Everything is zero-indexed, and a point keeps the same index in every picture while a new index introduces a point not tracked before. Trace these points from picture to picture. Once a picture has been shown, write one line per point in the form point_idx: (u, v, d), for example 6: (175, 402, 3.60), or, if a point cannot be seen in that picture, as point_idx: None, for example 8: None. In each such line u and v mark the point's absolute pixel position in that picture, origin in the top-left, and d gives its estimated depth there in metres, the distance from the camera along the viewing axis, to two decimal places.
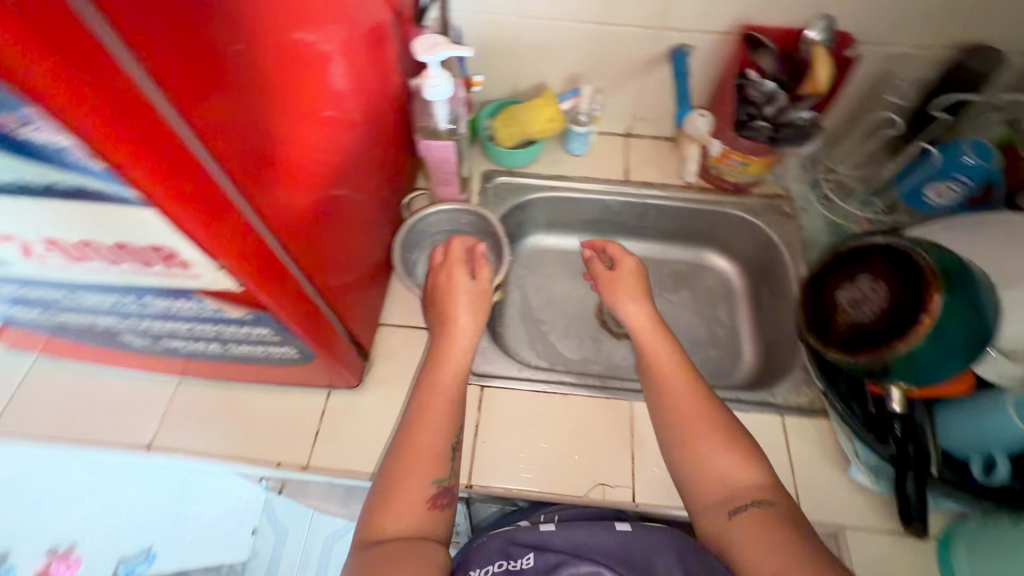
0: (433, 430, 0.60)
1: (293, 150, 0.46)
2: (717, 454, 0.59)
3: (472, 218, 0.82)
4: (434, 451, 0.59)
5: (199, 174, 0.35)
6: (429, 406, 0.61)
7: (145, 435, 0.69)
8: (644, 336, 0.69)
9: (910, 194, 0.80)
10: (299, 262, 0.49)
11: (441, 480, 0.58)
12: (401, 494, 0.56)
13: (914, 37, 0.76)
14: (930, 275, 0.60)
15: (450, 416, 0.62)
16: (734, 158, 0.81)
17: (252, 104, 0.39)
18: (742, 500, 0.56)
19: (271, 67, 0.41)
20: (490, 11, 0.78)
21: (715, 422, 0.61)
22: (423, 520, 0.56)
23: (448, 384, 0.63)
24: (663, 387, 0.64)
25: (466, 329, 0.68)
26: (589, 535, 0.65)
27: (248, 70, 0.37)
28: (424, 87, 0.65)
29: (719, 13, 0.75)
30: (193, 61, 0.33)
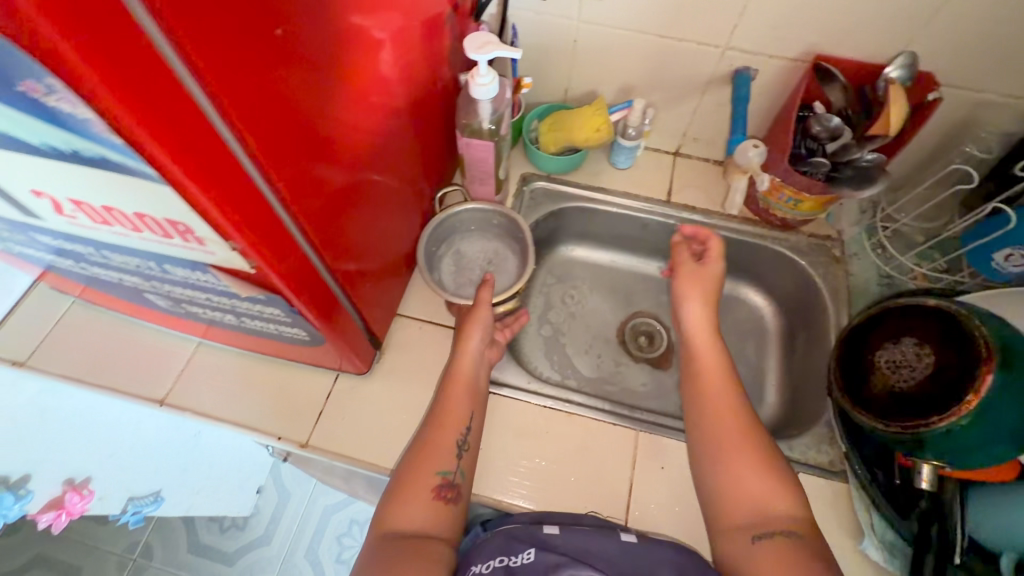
0: (450, 425, 0.63)
1: (324, 136, 0.46)
2: (749, 471, 0.57)
3: (503, 220, 0.80)
4: (443, 446, 0.62)
5: (218, 152, 0.35)
6: (444, 407, 0.65)
7: (161, 390, 0.72)
8: (696, 343, 0.68)
9: (978, 255, 0.74)
10: (319, 249, 0.49)
11: (448, 473, 0.61)
12: (409, 489, 0.59)
13: (1011, 86, 0.68)
14: (985, 350, 0.55)
15: (463, 412, 0.65)
16: (785, 192, 0.77)
17: (286, 87, 0.38)
18: (767, 525, 0.54)
19: (311, 54, 0.40)
20: (549, 12, 0.76)
21: (752, 440, 0.59)
22: (427, 514, 0.58)
23: (466, 365, 0.68)
24: (707, 401, 0.63)
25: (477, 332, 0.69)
26: (591, 539, 0.58)
27: (285, 53, 0.37)
28: (472, 83, 0.64)
29: (791, 38, 0.70)
30: (233, 44, 0.32)
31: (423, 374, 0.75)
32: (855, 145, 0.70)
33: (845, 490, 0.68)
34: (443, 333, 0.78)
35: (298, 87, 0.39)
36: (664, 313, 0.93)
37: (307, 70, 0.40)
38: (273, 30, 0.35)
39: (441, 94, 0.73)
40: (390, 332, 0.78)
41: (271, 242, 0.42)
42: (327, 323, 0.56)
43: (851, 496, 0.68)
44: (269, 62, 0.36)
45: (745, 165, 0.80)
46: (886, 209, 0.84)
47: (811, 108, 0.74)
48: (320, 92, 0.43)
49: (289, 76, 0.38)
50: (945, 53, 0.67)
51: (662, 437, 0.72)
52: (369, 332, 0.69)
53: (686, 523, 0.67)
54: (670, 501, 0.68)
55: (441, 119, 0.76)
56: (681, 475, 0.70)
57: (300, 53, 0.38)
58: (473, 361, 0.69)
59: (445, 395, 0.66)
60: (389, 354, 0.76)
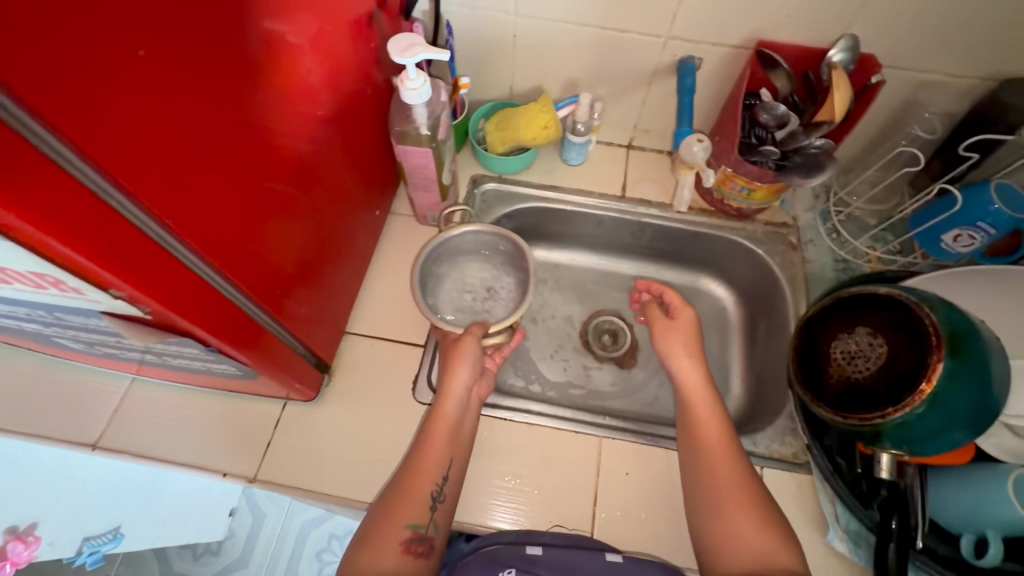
0: (430, 477, 0.59)
1: (216, 157, 0.42)
2: (748, 522, 0.56)
3: (507, 248, 0.77)
4: (417, 495, 0.58)
5: (78, 199, 0.31)
6: (420, 455, 0.60)
7: (93, 433, 0.67)
8: (692, 396, 0.66)
9: (927, 237, 0.73)
10: (230, 278, 0.46)
11: (419, 526, 0.56)
12: (379, 540, 0.54)
13: (951, 65, 0.68)
14: (935, 337, 0.54)
15: (442, 463, 0.60)
16: (737, 182, 0.76)
17: (153, 110, 0.34)
18: (767, 570, 0.53)
19: (181, 73, 0.37)
20: (484, 7, 0.72)
21: (750, 491, 0.59)
22: (396, 568, 0.53)
23: (450, 408, 0.63)
24: (705, 455, 0.62)
25: (462, 383, 0.65)
26: (576, 558, 0.60)
27: (142, 71, 0.33)
28: (400, 88, 0.60)
29: (732, 25, 0.68)
30: (68, 76, 0.29)
31: (377, 394, 0.72)
32: (802, 134, 0.68)
33: (809, 481, 0.68)
34: (397, 349, 0.75)
35: (169, 107, 0.36)
36: (627, 310, 0.91)
37: (175, 86, 0.36)
38: (125, 48, 0.32)
39: (372, 99, 0.69)
40: (340, 352, 0.74)
41: (168, 281, 0.39)
42: (256, 353, 0.53)
43: (814, 486, 0.67)
44: (122, 85, 0.32)
45: (691, 161, 0.79)
46: (838, 193, 0.83)
47: (757, 96, 0.73)
48: (198, 110, 0.39)
49: (153, 97, 0.34)
50: (884, 34, 0.66)
51: (626, 441, 0.71)
52: (311, 354, 0.66)
53: (653, 528, 0.66)
54: (637, 506, 0.67)
55: (376, 125, 0.72)
56: (646, 479, 0.69)
57: (161, 70, 0.35)
58: (457, 405, 0.64)
59: (423, 438, 0.61)
60: (340, 376, 0.73)
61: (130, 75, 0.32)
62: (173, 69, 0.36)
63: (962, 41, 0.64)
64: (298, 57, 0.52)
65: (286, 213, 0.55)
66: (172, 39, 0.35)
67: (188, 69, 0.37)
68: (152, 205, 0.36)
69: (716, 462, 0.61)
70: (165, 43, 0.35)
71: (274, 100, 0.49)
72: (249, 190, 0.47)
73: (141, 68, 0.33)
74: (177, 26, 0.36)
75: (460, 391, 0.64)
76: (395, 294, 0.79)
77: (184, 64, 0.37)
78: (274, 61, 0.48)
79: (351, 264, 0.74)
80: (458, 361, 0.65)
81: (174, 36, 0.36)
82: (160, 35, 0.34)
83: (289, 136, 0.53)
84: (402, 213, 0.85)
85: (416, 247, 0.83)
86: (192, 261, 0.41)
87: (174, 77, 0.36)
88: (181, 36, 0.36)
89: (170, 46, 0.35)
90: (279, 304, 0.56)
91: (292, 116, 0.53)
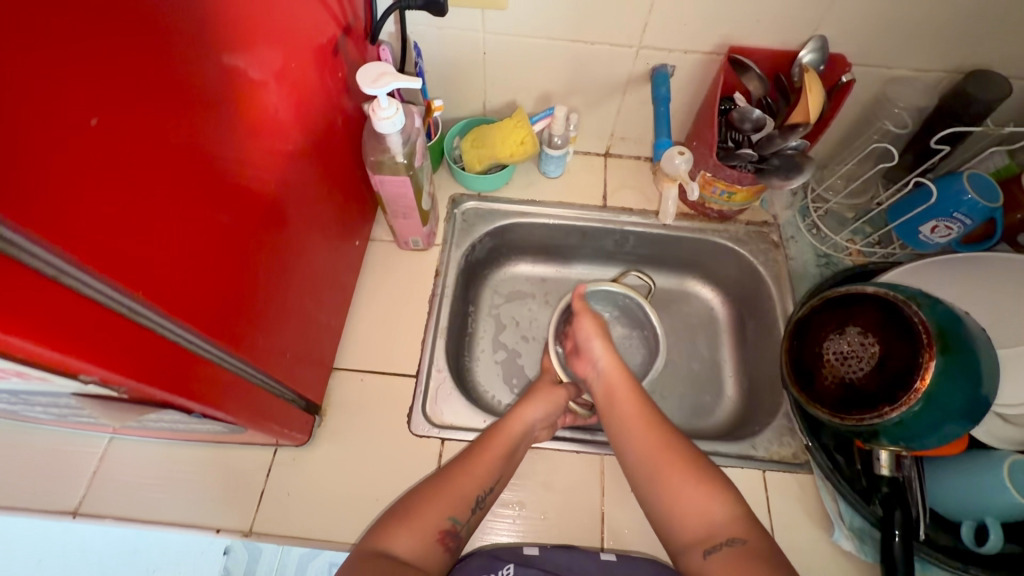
0: (477, 479, 0.60)
1: (183, 216, 0.40)
2: (689, 490, 0.56)
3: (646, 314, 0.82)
4: (462, 493, 0.59)
5: (33, 285, 0.29)
6: (474, 459, 0.62)
7: (72, 499, 0.63)
8: (614, 382, 0.67)
9: (906, 230, 0.75)
10: (208, 338, 0.44)
11: (456, 522, 0.58)
12: (416, 520, 0.56)
13: (917, 61, 0.69)
14: (926, 335, 0.55)
15: (494, 471, 0.62)
16: (718, 185, 0.75)
17: (109, 181, 0.32)
18: (715, 539, 0.52)
19: (137, 134, 0.34)
20: (451, 26, 0.70)
21: (685, 457, 0.58)
22: (422, 550, 0.55)
23: (516, 427, 0.65)
24: (628, 430, 0.62)
25: (536, 406, 0.68)
26: (572, 557, 0.61)
27: (93, 141, 0.31)
28: (373, 118, 0.58)
29: (702, 32, 0.68)
30: (7, 156, 0.26)
31: (372, 430, 0.70)
32: (778, 136, 0.68)
33: (811, 481, 0.69)
34: (388, 381, 0.73)
35: (127, 174, 0.34)
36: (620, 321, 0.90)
37: (132, 151, 0.34)
38: (71, 120, 0.30)
39: (343, 129, 0.67)
40: (330, 389, 0.72)
41: (144, 355, 0.37)
42: (242, 409, 0.51)
43: (817, 486, 0.68)
44: (72, 160, 0.30)
45: (674, 173, 0.77)
46: (816, 190, 0.84)
47: (733, 100, 0.73)
48: (160, 170, 0.37)
49: (108, 167, 0.32)
50: (852, 35, 0.66)
51: None
52: (299, 397, 0.64)
53: (662, 541, 0.65)
54: (644, 522, 0.66)
55: (349, 155, 0.70)
56: None
57: (114, 136, 0.33)
58: (520, 431, 0.66)
59: (480, 444, 0.63)
60: (332, 415, 0.70)
61: (81, 146, 0.30)
62: (130, 133, 0.34)
63: (928, 37, 0.65)
64: (262, 99, 0.50)
65: (262, 259, 0.53)
66: (124, 102, 0.33)
67: (145, 130, 0.35)
68: (120, 280, 0.34)
69: (642, 433, 0.61)
70: (116, 108, 0.33)
71: (241, 145, 0.47)
72: (221, 243, 0.45)
73: (91, 137, 0.31)
74: (129, 87, 0.34)
75: (529, 422, 0.67)
76: (382, 323, 0.77)
77: (140, 125, 0.35)
78: (237, 105, 0.46)
79: (334, 298, 0.72)
80: (536, 397, 0.70)
81: (126, 98, 0.33)
82: (110, 100, 0.32)
83: (260, 180, 0.51)
84: (382, 239, 0.83)
85: (399, 273, 0.81)
86: (164, 329, 0.39)
87: (131, 141, 0.34)
88: (135, 97, 0.34)
89: (122, 109, 0.33)
90: (262, 354, 0.54)
91: (262, 159, 0.51)
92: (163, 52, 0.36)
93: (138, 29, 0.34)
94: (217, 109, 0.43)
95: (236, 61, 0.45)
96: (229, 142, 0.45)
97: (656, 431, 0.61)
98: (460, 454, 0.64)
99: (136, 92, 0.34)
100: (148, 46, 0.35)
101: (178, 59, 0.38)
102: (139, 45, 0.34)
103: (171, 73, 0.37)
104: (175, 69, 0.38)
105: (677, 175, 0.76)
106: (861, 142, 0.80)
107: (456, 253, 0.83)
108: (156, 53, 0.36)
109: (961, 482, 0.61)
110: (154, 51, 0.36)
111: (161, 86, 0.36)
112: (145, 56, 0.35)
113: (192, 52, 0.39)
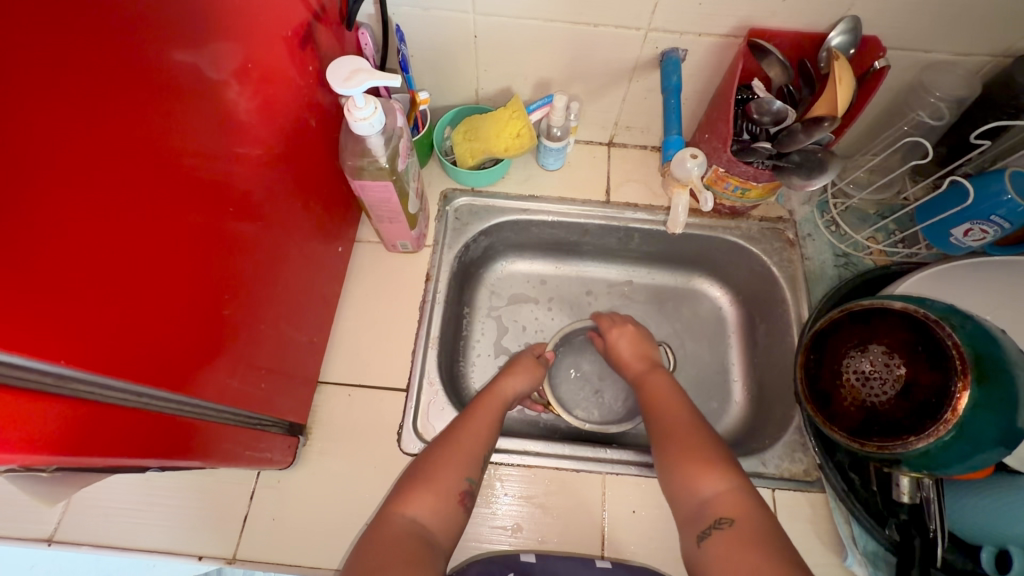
0: (474, 434, 0.62)
1: (129, 265, 0.34)
2: (691, 470, 0.56)
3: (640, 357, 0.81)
4: (470, 452, 0.60)
5: None
6: (473, 414, 0.65)
7: (46, 527, 0.60)
8: (647, 380, 0.70)
9: (935, 232, 0.69)
10: (161, 389, 0.39)
11: (473, 482, 0.59)
12: (436, 480, 0.57)
13: (960, 44, 0.61)
14: (959, 362, 0.51)
15: (488, 426, 0.64)
16: (731, 181, 0.69)
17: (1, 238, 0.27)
18: (707, 521, 0.53)
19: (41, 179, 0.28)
20: (438, 7, 0.63)
21: (694, 442, 0.59)
22: (441, 508, 0.56)
23: (509, 382, 0.70)
24: (660, 417, 0.64)
25: (526, 371, 0.72)
26: (567, 565, 0.60)
27: None
28: (348, 119, 0.52)
29: (719, 13, 0.60)
30: None
31: (361, 449, 0.66)
32: (800, 132, 0.60)
33: (822, 500, 0.65)
34: (377, 395, 0.69)
35: (33, 229, 0.28)
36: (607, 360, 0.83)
37: (36, 201, 0.28)
38: None
39: (319, 131, 0.61)
40: (316, 404, 0.68)
41: (76, 428, 0.32)
42: (211, 451, 0.47)
43: (829, 505, 0.65)
44: None
45: (684, 178, 0.71)
46: (838, 184, 0.78)
47: (751, 89, 0.66)
48: (88, 218, 0.31)
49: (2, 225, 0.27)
50: (889, 15, 0.59)
51: (631, 476, 0.67)
52: (281, 421, 0.60)
53: (665, 558, 0.63)
54: (647, 545, 0.64)
55: (327, 160, 0.63)
56: (657, 514, 0.65)
57: (8, 186, 0.27)
58: (506, 398, 0.68)
59: (477, 405, 0.66)
60: (318, 432, 0.67)
61: None
62: (31, 179, 0.28)
63: (977, 18, 0.58)
64: (218, 111, 0.43)
65: (230, 290, 0.47)
66: (18, 145, 0.27)
67: (57, 174, 0.29)
68: (35, 351, 0.29)
69: (665, 426, 0.63)
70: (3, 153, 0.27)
71: (198, 174, 0.41)
72: (178, 283, 0.40)
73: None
74: (25, 124, 0.28)
75: (514, 394, 0.70)
76: (369, 332, 0.73)
77: (48, 168, 0.29)
78: (189, 127, 0.40)
79: (317, 309, 0.67)
80: (523, 368, 0.73)
81: (20, 140, 0.27)
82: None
83: (227, 203, 0.45)
84: (368, 240, 0.78)
85: (387, 277, 0.76)
86: (103, 392, 0.34)
87: (37, 188, 0.28)
88: (38, 137, 0.28)
89: (17, 153, 0.27)
90: (235, 389, 0.49)
91: (225, 179, 0.45)
92: (74, 76, 0.30)
93: (31, 48, 0.28)
94: (163, 139, 0.37)
95: (186, 68, 0.39)
96: (182, 169, 0.39)
97: (679, 422, 0.62)
98: (456, 417, 0.66)
99: (39, 130, 0.28)
100: (53, 67, 0.29)
101: (100, 81, 0.32)
102: (37, 67, 0.28)
103: (91, 99, 0.31)
104: (95, 92, 0.31)
105: (689, 180, 0.70)
106: (890, 134, 0.74)
107: (449, 255, 0.78)
108: (63, 77, 0.29)
109: (983, 504, 0.58)
110: (60, 75, 0.29)
111: (75, 113, 0.30)
112: (45, 83, 0.28)
113: (118, 71, 0.33)
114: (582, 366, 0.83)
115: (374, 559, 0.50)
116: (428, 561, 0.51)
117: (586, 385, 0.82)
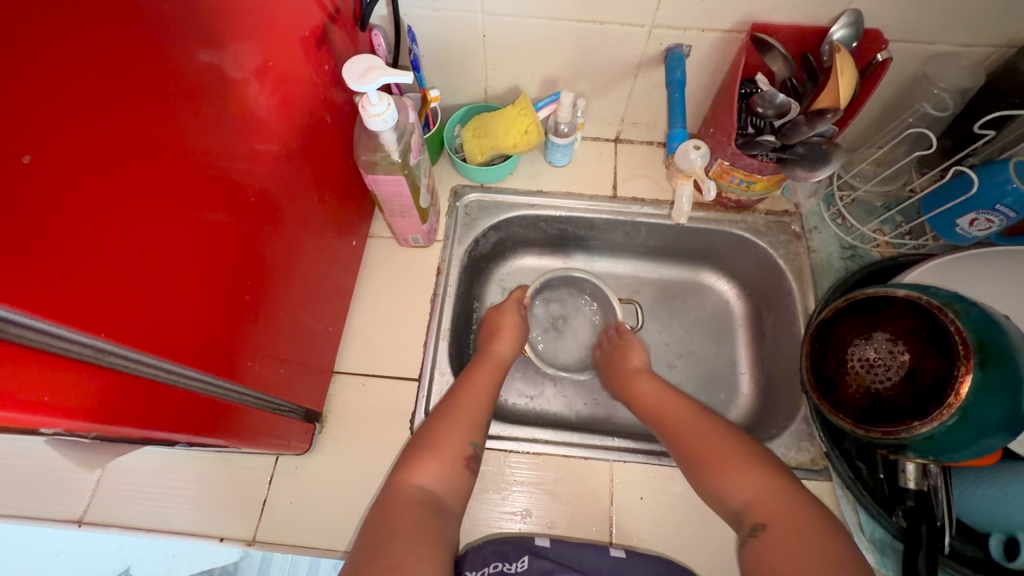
0: (474, 401, 0.64)
1: (158, 247, 0.37)
2: (721, 480, 0.57)
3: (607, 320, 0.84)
4: (470, 418, 0.62)
5: None
6: (473, 376, 0.67)
7: (76, 509, 0.63)
8: (652, 405, 0.68)
9: (942, 222, 0.70)
10: (189, 365, 0.41)
11: (476, 445, 0.61)
12: (439, 445, 0.59)
13: (965, 35, 0.62)
14: (962, 347, 0.51)
15: (487, 390, 0.66)
16: (736, 175, 0.70)
17: (55, 218, 0.29)
18: (746, 527, 0.53)
19: (88, 168, 0.31)
20: (446, 8, 0.65)
21: (717, 448, 0.59)
22: (447, 473, 0.58)
23: (501, 346, 0.72)
24: (673, 428, 0.64)
25: (512, 325, 0.75)
26: (582, 552, 0.60)
27: (35, 182, 0.28)
28: (363, 115, 0.54)
29: (723, 10, 0.61)
30: None
31: (375, 435, 0.69)
32: (805, 123, 0.61)
33: (829, 488, 0.66)
34: (391, 385, 0.71)
35: (83, 209, 0.30)
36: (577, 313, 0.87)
37: (88, 185, 0.31)
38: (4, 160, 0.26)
39: (334, 130, 0.63)
40: (332, 392, 0.70)
41: (114, 396, 0.34)
42: (236, 430, 0.49)
43: (836, 494, 0.66)
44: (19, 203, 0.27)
45: (688, 168, 0.72)
46: (844, 177, 0.79)
47: (754, 83, 0.67)
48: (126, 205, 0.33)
49: (56, 210, 0.29)
50: (891, 8, 0.59)
51: (639, 463, 0.68)
52: (298, 407, 0.62)
53: (672, 542, 0.64)
54: (655, 529, 0.65)
55: (341, 156, 0.66)
56: (665, 501, 0.66)
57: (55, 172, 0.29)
58: (506, 356, 0.72)
59: (474, 369, 0.68)
60: (334, 420, 0.69)
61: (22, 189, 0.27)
62: (79, 173, 0.30)
63: (981, 10, 0.58)
64: (242, 109, 0.46)
65: (252, 278, 0.49)
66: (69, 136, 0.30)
67: (107, 165, 0.32)
68: (79, 325, 0.31)
69: (682, 432, 0.62)
70: (59, 146, 0.29)
71: (222, 166, 0.43)
72: (206, 269, 0.42)
73: (25, 178, 0.27)
74: (80, 115, 0.30)
75: (507, 351, 0.73)
76: (382, 324, 0.75)
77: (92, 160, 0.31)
78: (214, 123, 0.42)
79: (332, 298, 0.69)
80: (505, 310, 0.77)
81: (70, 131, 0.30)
82: (52, 136, 0.28)
83: (246, 194, 0.47)
84: (381, 235, 0.80)
85: (400, 271, 0.78)
86: (142, 367, 0.36)
87: (85, 175, 0.30)
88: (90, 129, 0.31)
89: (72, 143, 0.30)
90: (256, 373, 0.52)
91: (248, 173, 0.47)
92: (117, 70, 0.32)
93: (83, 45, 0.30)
94: (190, 133, 0.39)
95: (209, 66, 0.41)
96: (207, 162, 0.41)
97: (697, 425, 0.62)
98: (455, 379, 0.67)
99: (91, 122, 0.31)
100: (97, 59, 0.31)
101: (135, 74, 0.34)
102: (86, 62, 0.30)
103: (131, 93, 0.33)
104: (137, 88, 0.34)
105: (693, 171, 0.71)
106: (894, 127, 0.75)
107: (459, 249, 0.79)
108: (107, 72, 0.32)
109: (988, 491, 0.58)
110: (102, 68, 0.31)
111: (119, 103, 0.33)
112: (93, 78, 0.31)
113: (156, 66, 0.35)
114: (551, 309, 0.88)
115: (385, 529, 0.51)
116: (438, 526, 0.53)
117: (554, 326, 0.87)
